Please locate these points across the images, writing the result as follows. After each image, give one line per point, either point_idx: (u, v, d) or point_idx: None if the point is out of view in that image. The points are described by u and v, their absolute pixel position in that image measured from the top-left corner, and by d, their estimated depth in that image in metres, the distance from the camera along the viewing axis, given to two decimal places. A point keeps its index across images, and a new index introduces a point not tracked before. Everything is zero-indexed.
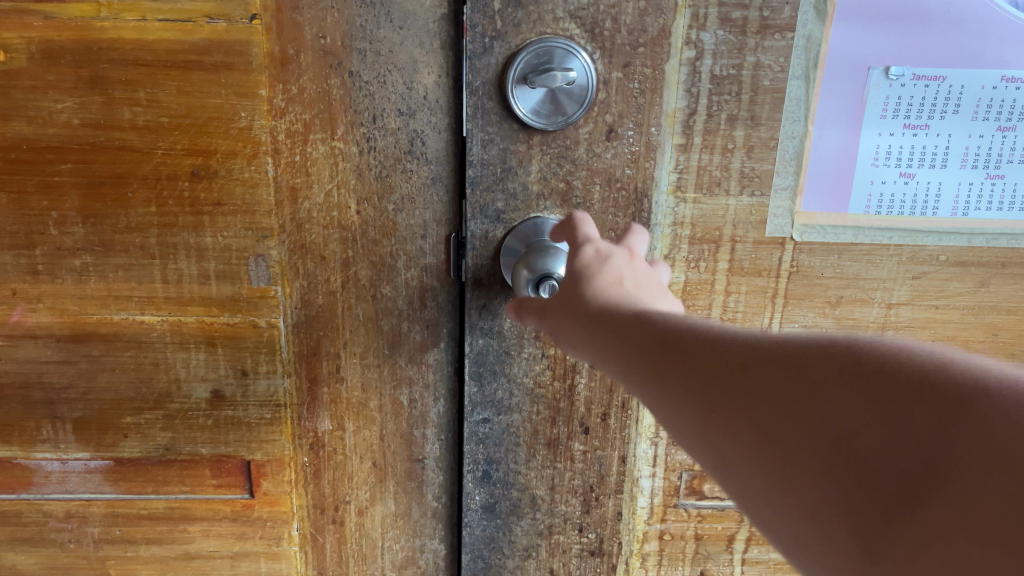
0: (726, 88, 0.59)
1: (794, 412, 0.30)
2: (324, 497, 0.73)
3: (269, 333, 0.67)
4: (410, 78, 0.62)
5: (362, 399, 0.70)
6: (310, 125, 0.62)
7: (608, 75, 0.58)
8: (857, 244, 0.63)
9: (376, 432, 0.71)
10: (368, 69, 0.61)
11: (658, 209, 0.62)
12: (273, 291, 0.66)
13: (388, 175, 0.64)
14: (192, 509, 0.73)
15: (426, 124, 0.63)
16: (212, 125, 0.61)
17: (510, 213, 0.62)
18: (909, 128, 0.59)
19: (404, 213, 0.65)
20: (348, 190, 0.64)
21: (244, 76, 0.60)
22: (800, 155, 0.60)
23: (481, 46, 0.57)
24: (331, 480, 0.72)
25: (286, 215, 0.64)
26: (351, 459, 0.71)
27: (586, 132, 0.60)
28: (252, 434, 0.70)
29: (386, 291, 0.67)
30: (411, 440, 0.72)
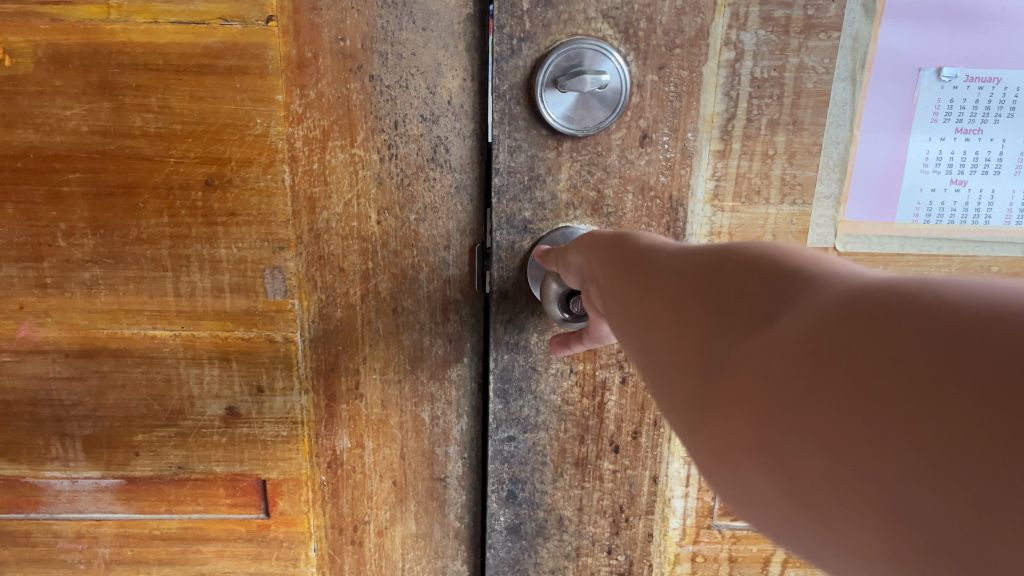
0: (767, 91, 0.57)
1: (712, 273, 0.29)
2: (342, 518, 0.71)
3: (285, 348, 0.66)
4: (433, 82, 0.62)
5: (381, 416, 0.69)
6: (328, 131, 0.61)
7: (643, 77, 0.57)
8: (905, 253, 0.60)
9: (396, 449, 0.70)
10: (390, 73, 0.61)
11: (695, 218, 0.60)
12: (290, 304, 0.64)
13: (410, 184, 0.64)
14: (206, 529, 0.73)
15: (449, 130, 0.63)
16: (227, 131, 0.60)
17: (537, 223, 0.60)
18: (961, 132, 0.57)
19: (426, 224, 0.65)
20: (369, 200, 0.63)
21: (259, 80, 0.59)
22: (844, 162, 0.58)
23: (509, 47, 0.56)
24: (349, 499, 0.71)
25: (304, 225, 0.63)
26: (370, 478, 0.70)
27: (619, 138, 0.58)
28: (267, 451, 0.69)
29: (408, 304, 0.66)
30: (433, 459, 0.72)
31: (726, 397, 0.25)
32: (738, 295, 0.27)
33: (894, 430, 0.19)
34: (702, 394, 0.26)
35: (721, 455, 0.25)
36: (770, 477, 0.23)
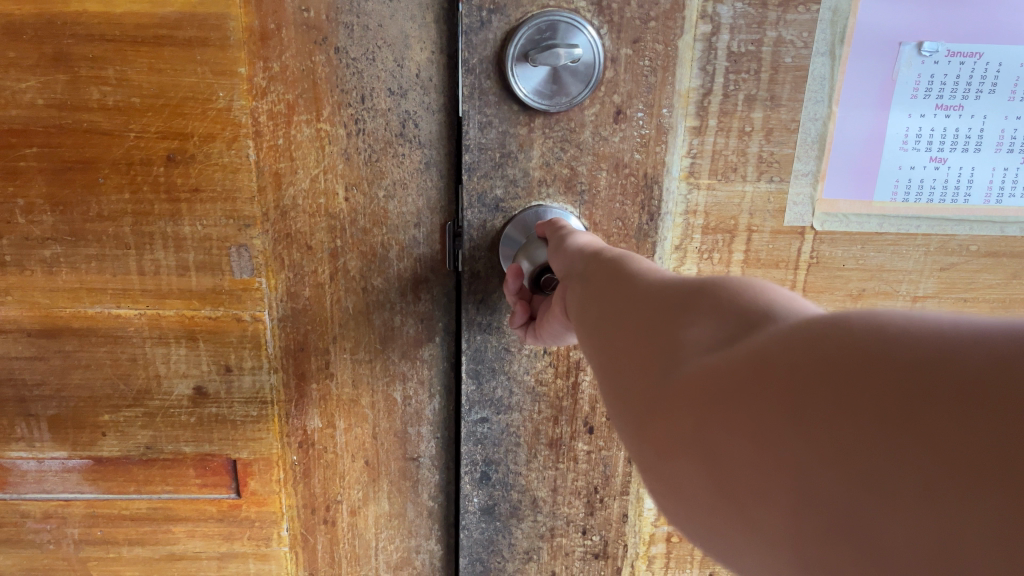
0: (744, 65, 0.56)
1: (685, 295, 0.32)
2: (314, 497, 0.71)
3: (253, 328, 0.65)
4: (401, 55, 0.60)
5: (353, 396, 0.68)
6: (293, 106, 0.59)
7: (616, 52, 0.56)
8: (883, 233, 0.61)
9: (368, 429, 0.69)
10: (355, 45, 0.59)
11: (670, 197, 0.60)
12: (258, 283, 0.63)
13: (378, 159, 0.62)
14: (175, 509, 0.71)
15: (418, 104, 0.62)
16: (187, 105, 0.59)
17: (508, 202, 0.60)
18: (942, 109, 0.57)
19: (396, 200, 0.63)
20: (336, 175, 0.62)
21: (220, 53, 0.57)
22: (823, 138, 0.58)
23: (478, 20, 0.55)
24: (321, 479, 0.70)
25: (269, 202, 0.61)
26: (342, 457, 0.70)
27: (592, 114, 0.58)
28: (237, 431, 0.68)
29: (378, 283, 0.65)
30: (405, 439, 0.71)
31: (678, 401, 0.27)
32: (712, 314, 0.29)
33: (816, 424, 0.21)
34: (657, 399, 0.29)
35: (664, 454, 0.27)
36: (701, 470, 0.25)
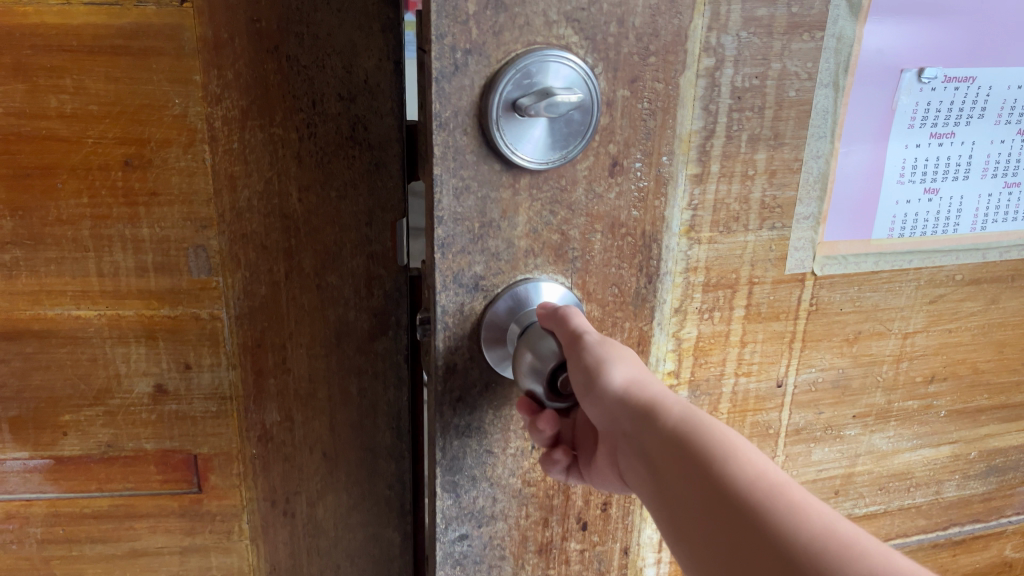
0: (748, 102, 0.50)
1: None
2: (275, 491, 0.72)
3: (211, 325, 0.66)
4: (350, 62, 0.59)
5: (309, 390, 0.69)
6: (247, 111, 0.59)
7: (613, 94, 0.46)
8: (878, 271, 0.59)
9: (325, 422, 0.70)
10: (306, 53, 0.58)
11: (670, 254, 0.53)
12: (215, 282, 0.64)
13: (329, 161, 0.61)
14: (137, 505, 0.73)
15: (367, 108, 0.60)
16: (144, 112, 0.58)
17: (489, 279, 0.49)
18: (935, 137, 0.56)
19: (347, 201, 0.63)
20: (290, 178, 0.61)
21: (177, 61, 0.57)
22: (825, 177, 0.55)
23: (451, 62, 0.43)
24: (281, 473, 0.72)
25: (226, 204, 0.61)
26: (300, 451, 0.71)
27: (585, 169, 0.48)
28: (198, 427, 0.70)
29: (331, 280, 0.65)
30: (362, 428, 0.71)
31: None
32: None
33: None
34: None
35: None
36: None
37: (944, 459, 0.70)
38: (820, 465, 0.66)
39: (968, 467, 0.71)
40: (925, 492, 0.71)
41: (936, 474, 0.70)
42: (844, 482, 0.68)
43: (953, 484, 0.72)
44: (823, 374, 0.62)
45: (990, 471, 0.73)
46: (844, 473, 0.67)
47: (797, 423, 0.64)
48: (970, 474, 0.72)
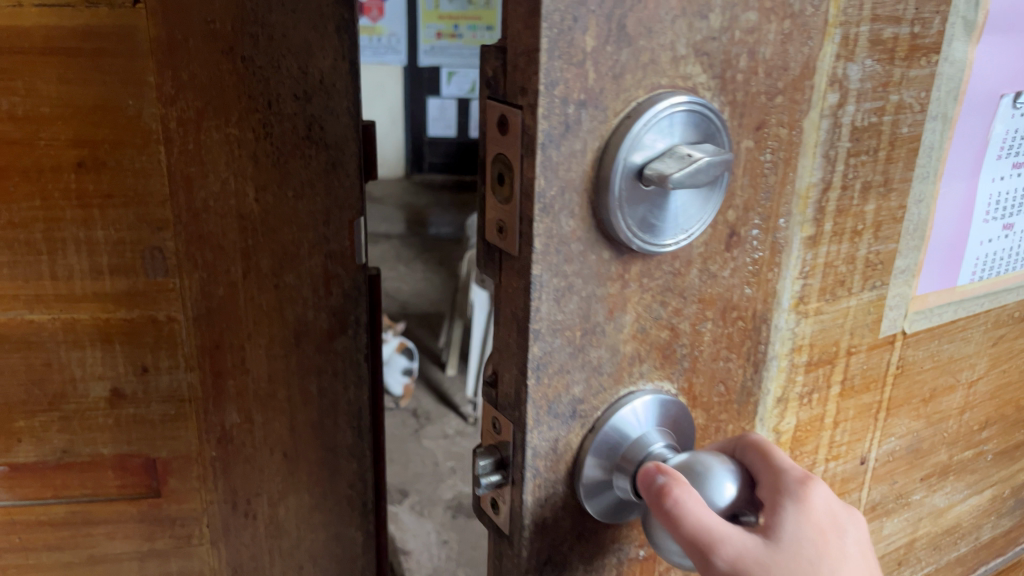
0: (866, 142, 0.52)
1: None
2: (236, 493, 1.03)
3: (166, 326, 0.93)
4: (305, 63, 0.85)
5: (269, 390, 0.99)
6: (200, 111, 0.83)
7: (739, 142, 0.44)
8: (956, 318, 0.67)
9: (286, 416, 1.01)
10: (261, 54, 0.83)
11: (779, 338, 0.54)
12: (170, 283, 0.91)
13: (287, 160, 0.88)
14: (93, 513, 1.02)
15: (322, 107, 0.87)
16: (97, 112, 0.82)
17: (588, 401, 0.44)
18: (1016, 166, 0.63)
19: (302, 198, 0.90)
20: (247, 179, 0.87)
21: (132, 66, 0.81)
22: (927, 223, 0.60)
23: (562, 122, 0.36)
24: (240, 473, 1.02)
25: (184, 204, 0.87)
26: (260, 451, 1.02)
27: (700, 246, 0.45)
28: (155, 429, 0.99)
29: (290, 280, 0.94)
30: (321, 428, 1.04)
31: None
32: None
33: None
34: None
35: None
36: None
37: (985, 502, 0.81)
38: (889, 538, 0.73)
39: (1002, 505, 0.83)
40: (968, 540, 0.82)
41: (978, 520, 0.81)
42: (906, 551, 0.76)
43: (991, 525, 0.83)
44: (899, 444, 0.69)
45: (1019, 505, 0.84)
46: (907, 541, 0.75)
47: (875, 500, 0.70)
48: (1004, 512, 0.83)
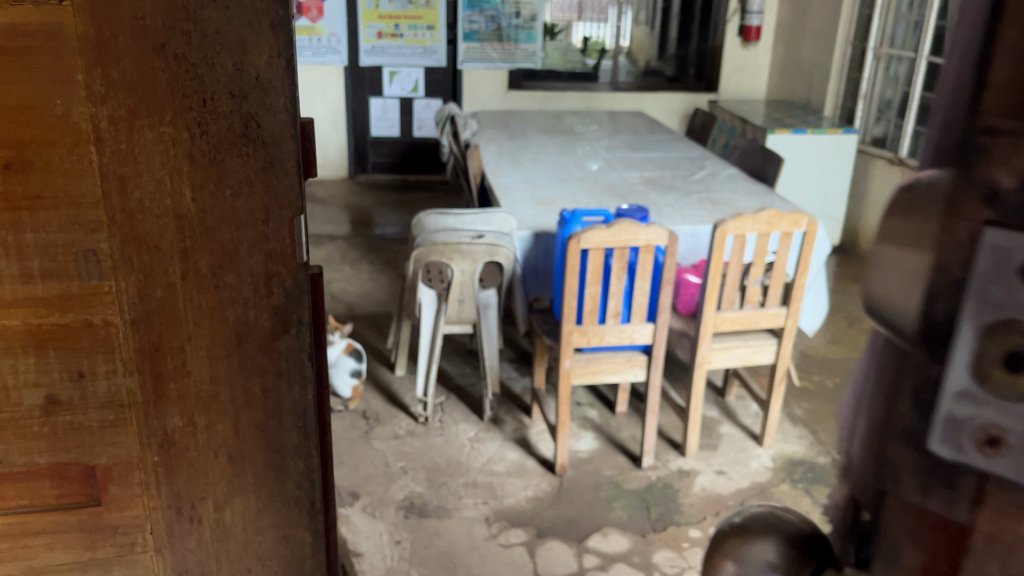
0: None
1: None
2: (178, 500, 1.30)
3: (103, 331, 1.16)
4: (242, 63, 1.08)
5: (211, 392, 1.25)
6: (132, 112, 1.04)
7: None
8: None
9: (230, 395, 1.26)
10: (194, 53, 1.05)
11: None
12: (105, 287, 1.14)
13: (223, 160, 1.12)
14: (37, 525, 1.25)
15: (259, 106, 1.11)
16: (29, 110, 1.02)
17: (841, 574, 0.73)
18: None
19: (239, 197, 1.15)
20: (183, 180, 1.11)
21: (62, 66, 1.01)
22: None
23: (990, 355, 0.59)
24: (179, 478, 1.29)
25: (118, 203, 1.08)
26: (201, 454, 1.28)
27: None
28: (94, 435, 1.22)
29: (230, 280, 1.19)
30: (266, 421, 1.31)
31: None
32: None
33: None
34: None
35: None
36: None
37: None
38: None
39: None
40: None
41: None
42: None
43: None
44: None
45: None
46: None
47: None
48: None
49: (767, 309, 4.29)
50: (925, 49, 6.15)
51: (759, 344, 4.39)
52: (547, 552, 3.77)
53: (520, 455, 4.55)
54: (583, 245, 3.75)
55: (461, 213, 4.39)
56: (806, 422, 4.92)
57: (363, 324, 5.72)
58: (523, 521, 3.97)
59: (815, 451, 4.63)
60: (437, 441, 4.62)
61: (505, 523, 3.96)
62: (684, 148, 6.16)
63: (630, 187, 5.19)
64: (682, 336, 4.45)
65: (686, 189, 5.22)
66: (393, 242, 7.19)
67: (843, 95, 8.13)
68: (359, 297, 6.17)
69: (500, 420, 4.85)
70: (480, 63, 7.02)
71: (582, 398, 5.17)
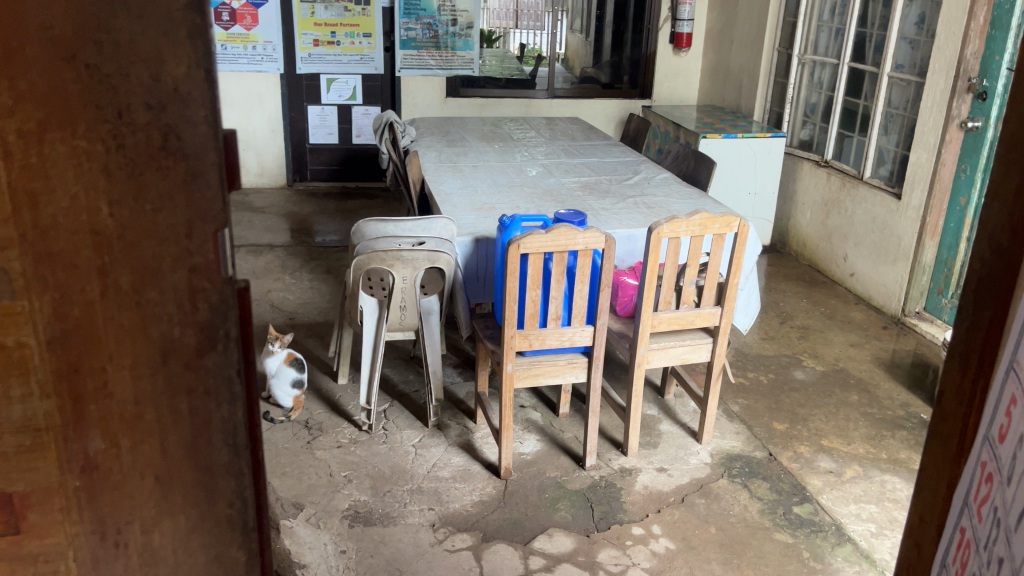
0: None
1: None
2: (104, 526, 1.01)
3: (17, 353, 0.90)
4: (157, 71, 0.88)
5: (137, 412, 0.99)
6: (42, 123, 0.84)
7: None
8: None
9: (161, 414, 1.00)
10: (107, 60, 0.86)
11: None
12: (18, 306, 0.88)
13: (141, 174, 0.91)
14: None
15: (179, 118, 0.91)
16: None
17: None
18: None
19: (162, 213, 0.93)
20: (100, 196, 0.89)
21: None
22: None
23: None
24: (108, 502, 1.01)
25: (30, 219, 0.86)
26: (130, 478, 1.01)
27: None
28: (13, 464, 0.95)
29: (152, 297, 0.95)
30: (196, 451, 1.04)
31: None
32: None
33: None
34: None
35: None
36: None
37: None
38: None
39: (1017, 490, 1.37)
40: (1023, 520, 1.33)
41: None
42: None
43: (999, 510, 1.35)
44: None
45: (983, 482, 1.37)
46: None
47: None
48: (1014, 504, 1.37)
49: (702, 309, 4.38)
50: (846, 54, 6.38)
51: (695, 342, 4.48)
52: (493, 556, 3.74)
53: (464, 460, 4.53)
54: (523, 249, 3.77)
55: (402, 221, 4.35)
56: (743, 417, 5.03)
57: (302, 334, 5.63)
58: (469, 525, 3.95)
59: (752, 446, 4.73)
60: (381, 450, 4.57)
61: (450, 528, 3.93)
62: (618, 153, 6.25)
63: (567, 192, 5.24)
64: (620, 337, 4.48)
65: (622, 194, 5.28)
66: (331, 250, 7.10)
67: (771, 99, 8.36)
68: (299, 306, 6.07)
69: (444, 427, 4.83)
70: (417, 70, 7.00)
71: (525, 401, 5.19)
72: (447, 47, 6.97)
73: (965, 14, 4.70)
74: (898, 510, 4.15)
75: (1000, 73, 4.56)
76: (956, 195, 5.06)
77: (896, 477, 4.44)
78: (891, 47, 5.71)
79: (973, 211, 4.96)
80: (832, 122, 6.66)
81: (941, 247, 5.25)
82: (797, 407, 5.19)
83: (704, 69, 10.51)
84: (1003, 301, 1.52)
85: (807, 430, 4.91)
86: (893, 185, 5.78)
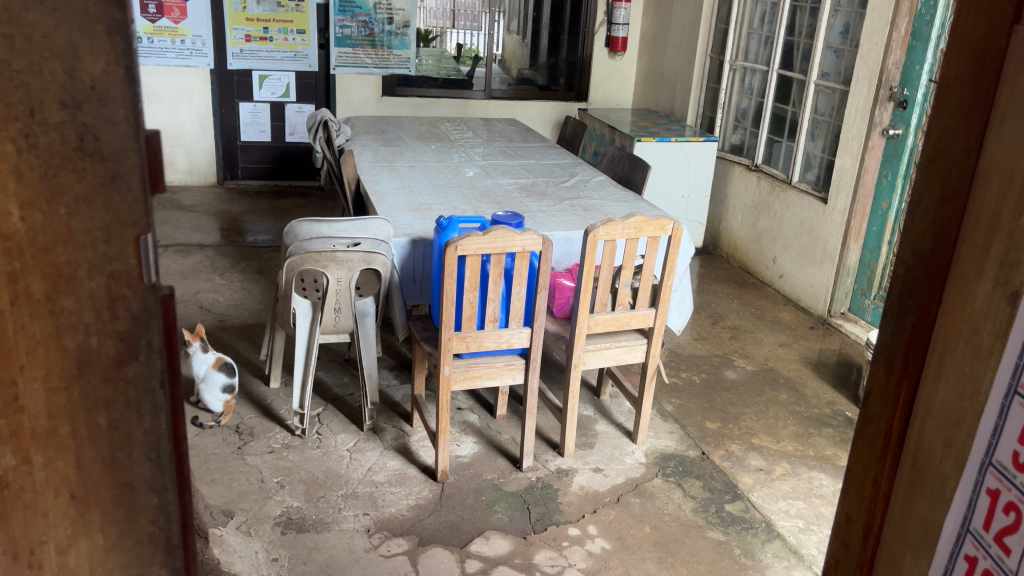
0: None
1: None
2: (17, 544, 0.92)
3: None
4: (71, 68, 0.81)
5: (51, 427, 0.90)
6: None
7: None
8: None
9: (73, 428, 0.91)
10: (19, 58, 0.78)
11: None
12: None
13: (55, 176, 0.83)
14: None
15: (97, 116, 0.83)
16: None
17: None
18: None
19: (76, 217, 0.85)
20: (10, 200, 0.81)
21: None
22: None
23: None
24: (22, 521, 0.91)
25: None
26: (45, 496, 0.92)
27: None
28: None
29: (66, 306, 0.87)
30: (113, 471, 0.96)
31: None
32: None
33: None
34: None
35: None
36: None
37: None
38: None
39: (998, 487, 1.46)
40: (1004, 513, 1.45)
41: None
42: None
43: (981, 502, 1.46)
44: None
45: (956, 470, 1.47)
46: None
47: None
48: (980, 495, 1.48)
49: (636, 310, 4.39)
50: (775, 62, 6.52)
51: (630, 344, 4.47)
52: (429, 559, 3.65)
53: (400, 464, 4.45)
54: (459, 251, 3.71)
55: (337, 221, 4.27)
56: (677, 417, 5.07)
57: (234, 336, 5.45)
58: (405, 530, 3.87)
59: (686, 445, 4.77)
60: (315, 455, 4.46)
61: (386, 533, 3.86)
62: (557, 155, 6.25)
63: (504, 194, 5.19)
64: (557, 339, 4.46)
65: (558, 196, 5.26)
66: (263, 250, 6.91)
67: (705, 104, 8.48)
68: (229, 308, 5.88)
69: (379, 431, 4.74)
70: (352, 68, 6.88)
71: (462, 404, 5.12)
72: (383, 46, 6.88)
73: (886, 26, 4.84)
74: (826, 505, 4.22)
75: (922, 82, 4.73)
76: (878, 199, 5.20)
77: (823, 473, 4.53)
78: (817, 55, 5.84)
79: (894, 215, 5.08)
80: (762, 127, 6.78)
81: (865, 250, 5.36)
82: (730, 406, 5.25)
83: (641, 73, 10.61)
84: (925, 305, 1.54)
85: (739, 429, 4.97)
86: (819, 189, 5.91)
